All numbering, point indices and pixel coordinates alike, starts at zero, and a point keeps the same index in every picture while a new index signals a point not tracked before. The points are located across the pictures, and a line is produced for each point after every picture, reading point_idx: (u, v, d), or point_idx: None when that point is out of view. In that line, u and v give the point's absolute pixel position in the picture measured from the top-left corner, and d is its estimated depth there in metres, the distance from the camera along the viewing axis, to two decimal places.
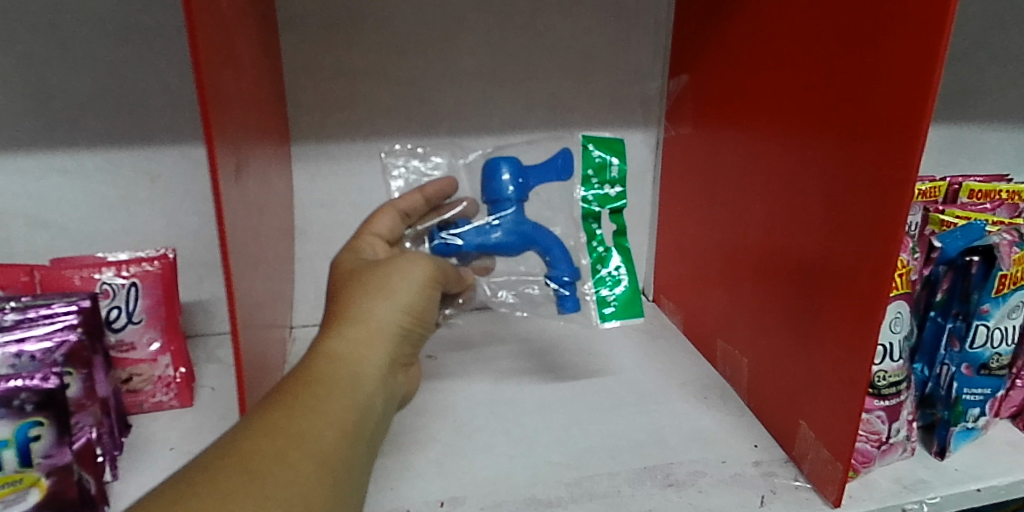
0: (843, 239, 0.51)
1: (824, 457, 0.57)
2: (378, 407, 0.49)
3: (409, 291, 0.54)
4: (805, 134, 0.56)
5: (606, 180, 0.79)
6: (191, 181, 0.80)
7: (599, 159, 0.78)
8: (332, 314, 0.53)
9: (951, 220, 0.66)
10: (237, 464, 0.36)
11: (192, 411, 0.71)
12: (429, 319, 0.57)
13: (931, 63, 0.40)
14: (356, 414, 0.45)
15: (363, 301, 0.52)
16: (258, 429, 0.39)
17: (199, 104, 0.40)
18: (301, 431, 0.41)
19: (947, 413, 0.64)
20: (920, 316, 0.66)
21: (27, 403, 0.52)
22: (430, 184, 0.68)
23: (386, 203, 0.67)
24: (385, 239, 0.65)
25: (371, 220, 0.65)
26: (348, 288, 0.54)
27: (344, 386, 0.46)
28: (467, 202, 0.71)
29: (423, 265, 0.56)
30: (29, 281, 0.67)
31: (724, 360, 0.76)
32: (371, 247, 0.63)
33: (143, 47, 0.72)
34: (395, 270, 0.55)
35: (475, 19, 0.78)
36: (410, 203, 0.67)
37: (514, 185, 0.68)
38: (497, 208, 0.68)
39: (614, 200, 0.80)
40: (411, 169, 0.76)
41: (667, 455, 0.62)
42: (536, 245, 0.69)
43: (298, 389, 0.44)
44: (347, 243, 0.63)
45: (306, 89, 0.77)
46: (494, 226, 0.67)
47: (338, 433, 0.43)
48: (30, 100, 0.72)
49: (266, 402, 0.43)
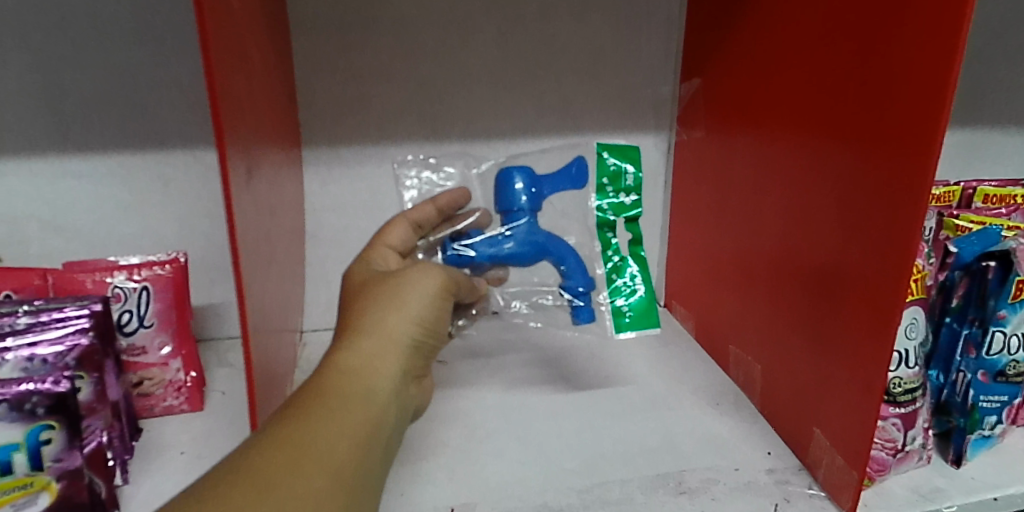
0: (858, 245, 0.51)
1: (838, 465, 0.56)
2: (391, 419, 0.49)
3: (421, 302, 0.54)
4: (820, 139, 0.56)
5: (620, 189, 0.76)
6: (203, 185, 0.80)
7: (615, 166, 0.76)
8: (344, 325, 0.53)
9: (966, 225, 0.64)
10: (248, 476, 0.36)
11: (203, 415, 0.71)
12: (442, 330, 0.56)
13: (947, 70, 0.40)
14: (370, 426, 0.45)
15: (375, 312, 0.52)
16: (270, 441, 0.39)
17: (211, 107, 0.40)
18: (316, 442, 0.40)
19: (963, 420, 0.63)
20: (935, 323, 0.66)
21: (38, 406, 0.52)
22: (442, 195, 0.69)
23: (398, 214, 0.66)
24: (398, 250, 0.65)
25: (383, 232, 0.65)
26: (360, 299, 0.54)
27: (356, 398, 0.46)
28: (479, 213, 0.71)
29: (436, 276, 0.56)
30: (42, 284, 0.67)
31: (737, 365, 0.75)
32: (382, 258, 0.63)
33: (156, 52, 0.73)
34: (407, 281, 0.55)
35: (486, 23, 0.78)
36: (422, 214, 0.67)
37: (527, 194, 0.68)
38: (511, 218, 0.68)
39: (629, 208, 0.77)
40: (423, 181, 0.76)
41: (680, 462, 0.62)
42: (550, 255, 0.69)
43: (311, 401, 0.44)
44: (359, 255, 0.62)
45: (318, 93, 0.77)
46: (507, 236, 0.67)
47: (352, 444, 0.42)
48: (44, 105, 0.72)
49: (278, 415, 0.42)
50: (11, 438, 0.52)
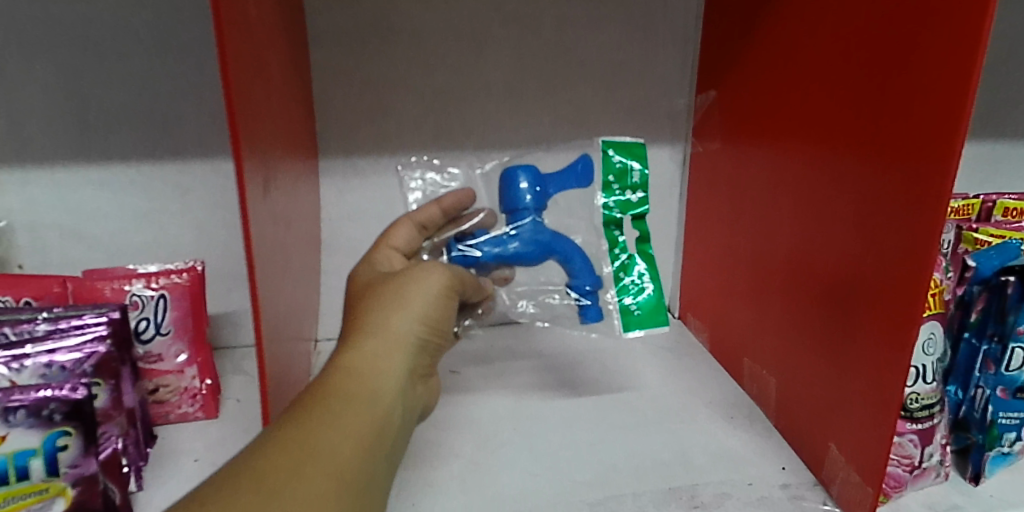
0: (875, 254, 0.50)
1: (853, 481, 0.55)
2: (397, 419, 0.49)
3: (424, 301, 0.54)
4: (837, 147, 0.55)
5: (627, 186, 0.75)
6: (221, 194, 0.81)
7: (620, 164, 0.75)
8: (350, 326, 0.53)
9: (986, 238, 0.65)
10: (249, 482, 0.36)
11: (218, 423, 0.72)
12: (447, 329, 0.56)
13: (966, 77, 0.40)
14: (374, 428, 0.45)
15: (379, 313, 0.52)
16: (272, 445, 0.39)
17: (228, 119, 0.41)
18: (319, 445, 0.40)
19: (981, 437, 0.62)
20: (953, 337, 0.65)
21: (56, 413, 0.53)
22: (447, 196, 0.69)
23: (404, 215, 0.67)
24: (403, 251, 0.65)
25: (388, 233, 0.65)
26: (365, 300, 0.54)
27: (359, 400, 0.46)
28: (484, 213, 0.70)
29: (440, 274, 0.56)
30: (62, 292, 0.68)
31: (752, 379, 0.75)
32: (387, 260, 0.63)
33: (176, 63, 0.74)
34: (410, 280, 0.55)
35: (502, 35, 0.79)
36: (428, 215, 0.67)
37: (532, 193, 0.67)
38: (516, 217, 0.68)
39: (636, 206, 0.76)
40: (428, 181, 0.77)
41: (692, 475, 0.61)
42: (555, 254, 0.68)
43: (314, 404, 0.44)
44: (364, 256, 0.63)
45: (335, 105, 0.78)
46: (512, 236, 0.67)
47: (355, 447, 0.42)
48: (67, 115, 0.74)
49: (282, 419, 0.43)
50: (29, 444, 0.53)
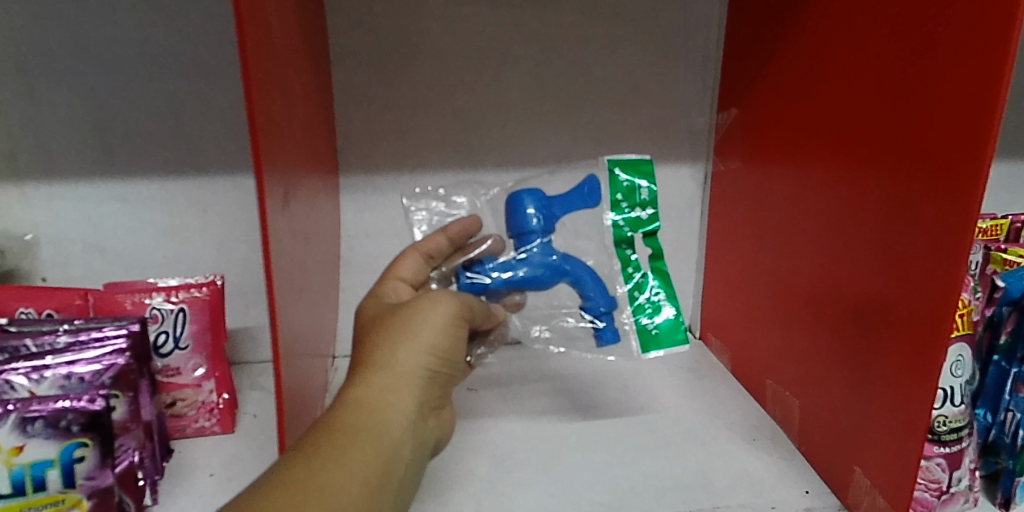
0: (901, 277, 0.50)
1: (879, 506, 0.54)
2: (407, 454, 0.48)
3: (432, 331, 0.53)
4: (861, 169, 0.55)
5: (636, 204, 0.74)
6: (241, 210, 0.82)
7: (627, 183, 0.74)
8: (358, 360, 0.52)
9: (1014, 258, 0.65)
10: None
11: (234, 438, 0.72)
12: (457, 359, 0.55)
13: (993, 96, 0.40)
14: (382, 465, 0.44)
15: (387, 345, 0.52)
16: (279, 482, 0.39)
17: (250, 137, 0.41)
18: (326, 483, 0.40)
19: (1011, 461, 0.60)
20: (982, 361, 0.64)
21: (73, 424, 0.53)
22: (453, 224, 0.69)
23: (410, 246, 0.68)
24: (409, 282, 0.66)
25: (395, 265, 0.67)
26: (373, 333, 0.54)
27: (366, 438, 0.45)
28: (492, 240, 0.70)
29: (447, 303, 0.55)
30: (83, 304, 0.69)
31: (774, 401, 0.74)
32: (395, 292, 0.64)
33: (201, 80, 0.75)
34: (418, 310, 0.54)
35: (522, 54, 0.80)
36: (434, 245, 0.68)
37: (539, 217, 0.66)
38: (523, 241, 0.67)
39: (646, 223, 0.74)
40: (433, 211, 0.75)
41: (712, 499, 0.60)
42: (566, 276, 0.68)
43: (321, 441, 0.44)
44: (371, 289, 0.64)
45: (355, 122, 0.79)
46: (521, 261, 0.67)
47: (362, 484, 0.42)
48: (92, 131, 0.75)
49: (289, 455, 0.42)
50: (46, 455, 0.53)
